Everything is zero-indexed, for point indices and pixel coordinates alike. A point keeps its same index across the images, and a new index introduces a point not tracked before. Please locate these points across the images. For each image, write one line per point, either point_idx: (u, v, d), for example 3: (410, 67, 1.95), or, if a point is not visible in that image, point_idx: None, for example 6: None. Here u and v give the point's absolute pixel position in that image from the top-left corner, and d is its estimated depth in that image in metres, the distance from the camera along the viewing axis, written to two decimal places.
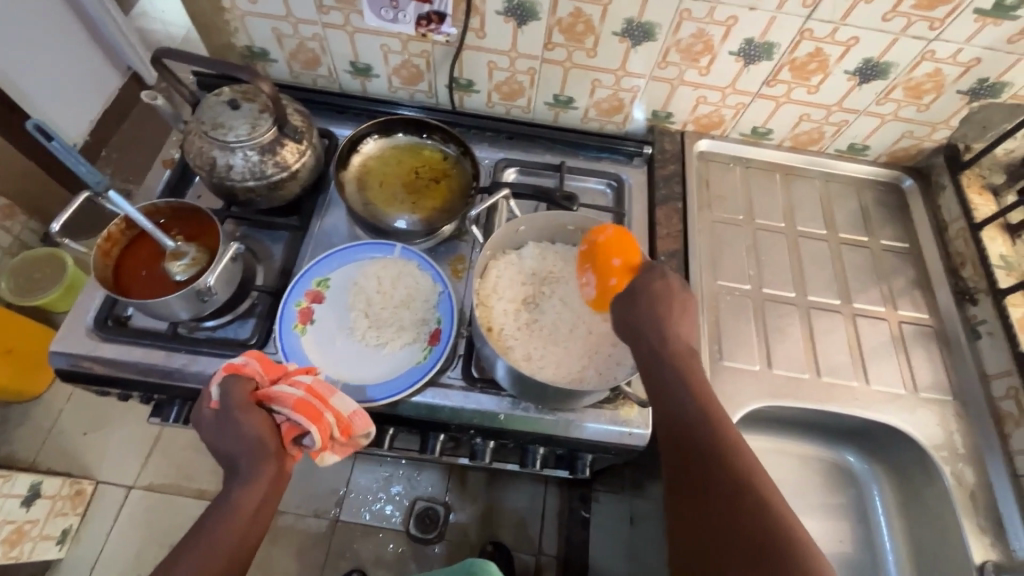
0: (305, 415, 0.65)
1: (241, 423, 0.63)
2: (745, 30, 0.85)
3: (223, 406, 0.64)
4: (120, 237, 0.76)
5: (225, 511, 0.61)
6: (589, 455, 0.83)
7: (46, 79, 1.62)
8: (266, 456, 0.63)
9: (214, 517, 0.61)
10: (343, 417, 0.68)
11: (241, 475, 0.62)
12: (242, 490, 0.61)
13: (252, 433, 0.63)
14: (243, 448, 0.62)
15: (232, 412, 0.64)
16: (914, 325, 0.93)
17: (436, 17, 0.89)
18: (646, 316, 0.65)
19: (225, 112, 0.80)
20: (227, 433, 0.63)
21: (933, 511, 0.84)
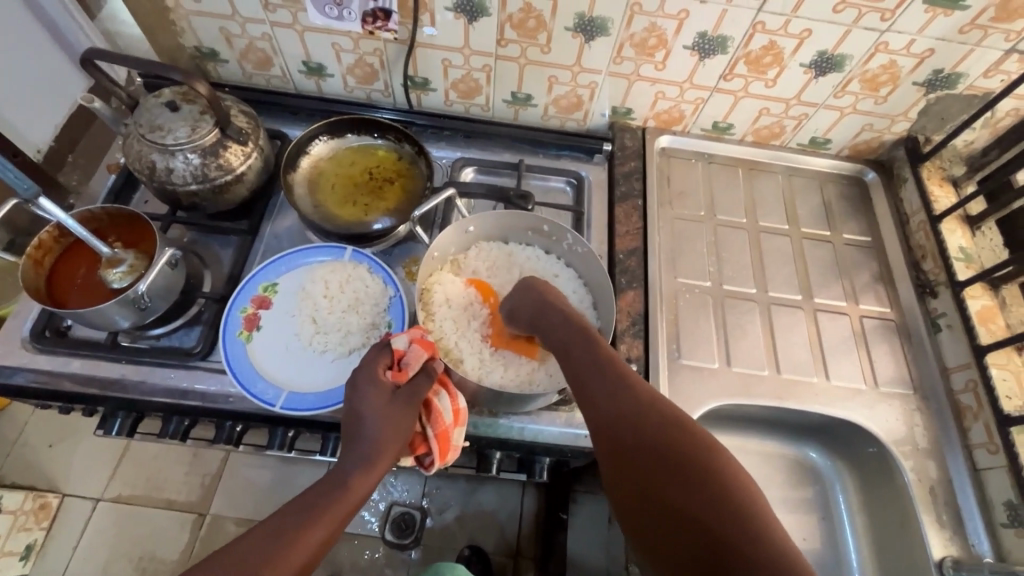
0: (441, 446, 0.67)
1: (396, 414, 0.63)
2: (697, 23, 0.84)
3: (388, 390, 0.64)
4: (53, 245, 0.73)
5: (338, 491, 0.58)
6: (547, 458, 0.82)
7: None
8: (395, 453, 0.62)
9: (321, 494, 0.58)
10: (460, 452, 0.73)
11: (364, 460, 0.61)
12: (361, 475, 0.60)
13: (404, 431, 0.63)
14: (381, 436, 0.61)
15: (408, 402, 0.64)
16: (876, 319, 0.92)
17: (381, 14, 0.86)
18: (541, 314, 0.67)
19: (163, 114, 0.78)
20: (376, 416, 0.62)
21: (894, 507, 0.83)
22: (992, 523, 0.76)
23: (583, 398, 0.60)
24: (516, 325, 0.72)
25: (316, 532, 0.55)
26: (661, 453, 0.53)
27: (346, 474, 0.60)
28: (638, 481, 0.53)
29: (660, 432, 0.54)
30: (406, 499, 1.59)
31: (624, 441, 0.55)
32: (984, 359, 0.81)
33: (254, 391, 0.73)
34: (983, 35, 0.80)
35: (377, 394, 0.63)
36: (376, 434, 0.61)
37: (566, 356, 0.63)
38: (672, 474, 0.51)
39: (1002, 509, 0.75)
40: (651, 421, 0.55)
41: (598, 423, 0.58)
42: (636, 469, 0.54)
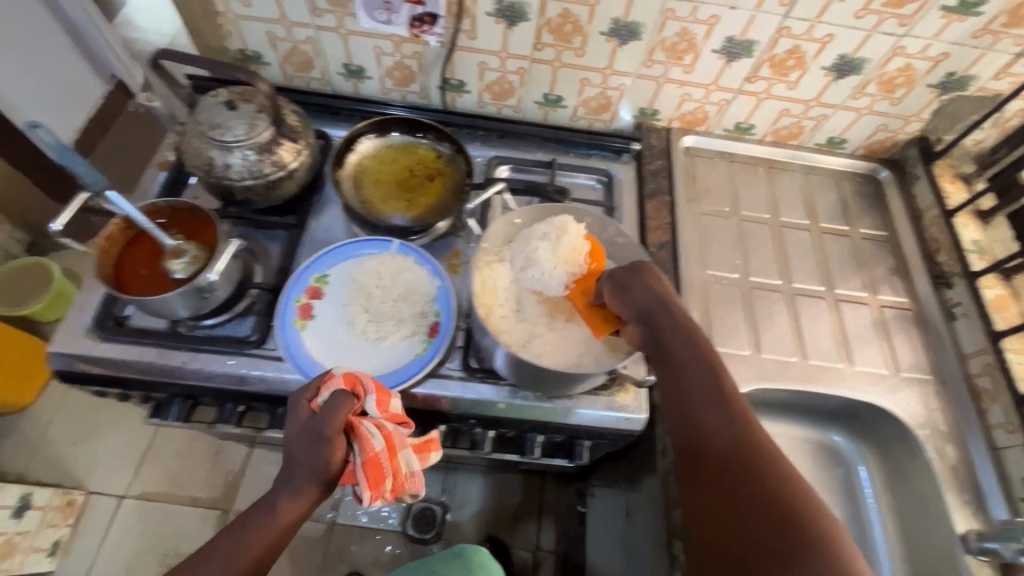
0: (370, 472, 0.67)
1: (315, 441, 0.68)
2: (727, 28, 0.88)
3: (308, 421, 0.68)
4: (119, 237, 0.77)
5: (268, 515, 0.66)
6: (587, 441, 0.86)
7: (30, 89, 1.64)
8: (316, 482, 0.68)
9: (255, 516, 0.67)
10: (403, 476, 0.70)
11: (292, 490, 0.67)
12: (288, 502, 0.67)
13: (324, 461, 0.67)
14: (302, 466, 0.67)
15: (321, 428, 0.67)
16: (893, 309, 0.97)
17: (427, 19, 0.91)
18: (650, 311, 0.68)
19: (222, 113, 0.81)
20: (297, 445, 0.68)
21: (917, 485, 0.87)
22: (1012, 498, 0.80)
23: (680, 410, 0.64)
24: (620, 300, 0.72)
25: (243, 554, 0.63)
26: (746, 480, 0.56)
27: (276, 500, 0.67)
28: (713, 505, 0.57)
29: (750, 460, 0.57)
30: (427, 494, 1.62)
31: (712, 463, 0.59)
32: (1000, 343, 0.86)
33: (313, 376, 0.76)
34: (995, 39, 0.85)
35: (297, 424, 0.69)
36: (302, 462, 0.67)
37: (670, 367, 0.66)
38: (749, 504, 0.54)
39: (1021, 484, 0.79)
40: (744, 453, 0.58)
41: (687, 443, 0.62)
42: (714, 492, 0.57)
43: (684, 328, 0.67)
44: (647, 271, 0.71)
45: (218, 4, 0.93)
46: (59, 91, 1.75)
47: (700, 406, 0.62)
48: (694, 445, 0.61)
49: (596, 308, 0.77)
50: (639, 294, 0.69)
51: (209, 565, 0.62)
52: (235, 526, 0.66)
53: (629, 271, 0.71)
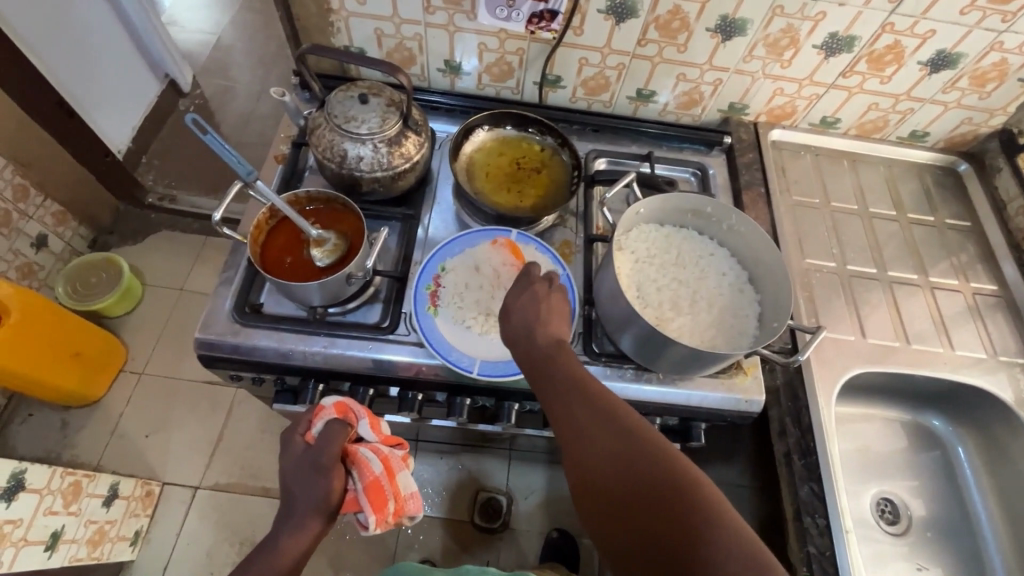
0: (374, 495, 0.76)
1: (310, 477, 0.72)
2: (831, 24, 0.92)
3: (306, 451, 0.73)
4: (264, 226, 0.79)
5: (271, 554, 0.69)
6: (704, 423, 0.88)
7: (96, 88, 1.68)
8: (319, 513, 0.71)
9: (262, 556, 0.69)
10: (401, 496, 0.81)
11: (292, 527, 0.70)
12: (289, 537, 0.70)
13: (322, 493, 0.71)
14: (302, 501, 0.71)
15: (314, 461, 0.72)
16: (985, 296, 1.00)
17: (547, 15, 0.92)
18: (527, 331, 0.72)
19: (355, 106, 0.84)
20: (295, 480, 0.72)
21: (1018, 463, 0.91)
22: None
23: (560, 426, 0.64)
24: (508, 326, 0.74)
25: None
26: (635, 482, 0.57)
27: (278, 537, 0.70)
28: (614, 513, 0.57)
29: (636, 454, 0.58)
30: (492, 483, 1.65)
31: (599, 471, 0.59)
32: None
33: (452, 359, 0.80)
34: None
35: (293, 459, 0.74)
36: (301, 496, 0.71)
37: (547, 383, 0.67)
38: (644, 498, 0.55)
39: None
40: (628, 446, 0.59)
41: (574, 459, 0.61)
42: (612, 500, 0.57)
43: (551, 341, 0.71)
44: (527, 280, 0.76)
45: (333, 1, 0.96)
46: (120, 89, 1.78)
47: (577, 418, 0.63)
48: (579, 454, 0.61)
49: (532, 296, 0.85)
50: (521, 309, 0.74)
51: None
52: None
53: (512, 294, 0.75)
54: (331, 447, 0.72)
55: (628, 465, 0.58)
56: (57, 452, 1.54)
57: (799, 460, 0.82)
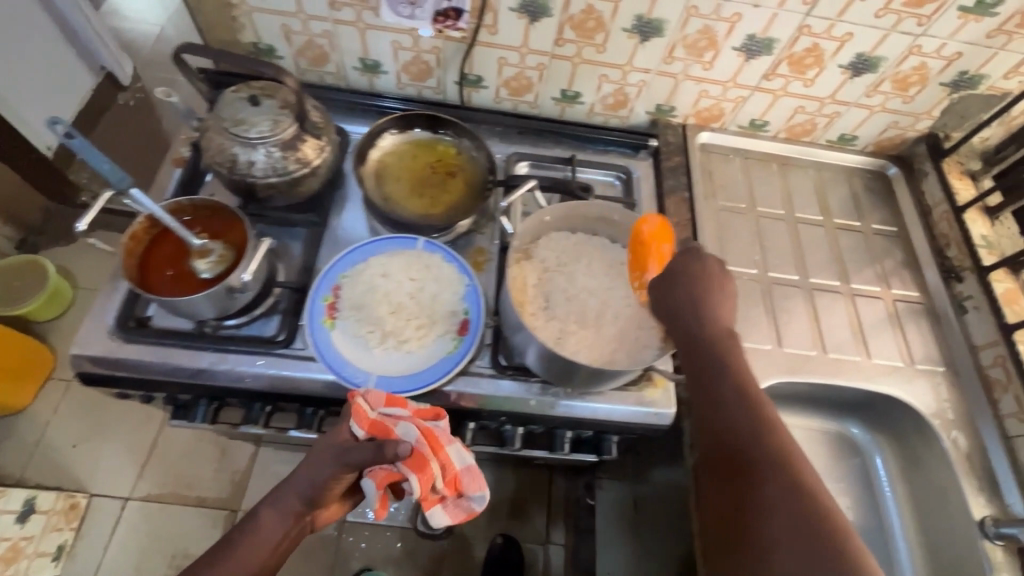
0: (416, 464, 0.68)
1: (324, 467, 0.70)
2: (748, 26, 0.89)
3: (345, 440, 0.71)
4: (143, 236, 0.75)
5: (255, 528, 0.69)
6: (615, 436, 0.86)
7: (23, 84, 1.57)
8: (305, 499, 0.71)
9: (251, 528, 0.69)
10: (451, 471, 0.72)
11: (281, 507, 0.70)
12: (277, 518, 0.70)
13: (324, 485, 0.70)
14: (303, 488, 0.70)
15: (339, 459, 0.70)
16: (907, 302, 0.99)
17: (452, 13, 0.90)
18: (680, 308, 0.66)
19: (245, 108, 0.79)
20: (316, 466, 0.71)
21: (931, 471, 0.90)
22: None
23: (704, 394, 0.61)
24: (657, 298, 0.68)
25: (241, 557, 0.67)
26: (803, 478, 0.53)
27: (265, 510, 0.70)
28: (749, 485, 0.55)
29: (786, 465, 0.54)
30: None
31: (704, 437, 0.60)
32: (1012, 336, 0.89)
33: (346, 375, 0.76)
34: (1008, 39, 0.87)
35: (331, 441, 0.71)
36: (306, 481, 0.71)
37: (696, 361, 0.63)
38: (748, 469, 0.55)
39: None
40: (746, 425, 0.57)
41: (751, 436, 0.56)
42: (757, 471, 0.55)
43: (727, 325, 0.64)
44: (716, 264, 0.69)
45: None
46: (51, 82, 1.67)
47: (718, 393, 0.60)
48: (713, 434, 0.59)
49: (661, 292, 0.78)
50: (680, 288, 0.67)
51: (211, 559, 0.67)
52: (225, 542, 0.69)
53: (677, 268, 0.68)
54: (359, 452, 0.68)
55: (718, 433, 0.59)
56: None
57: None
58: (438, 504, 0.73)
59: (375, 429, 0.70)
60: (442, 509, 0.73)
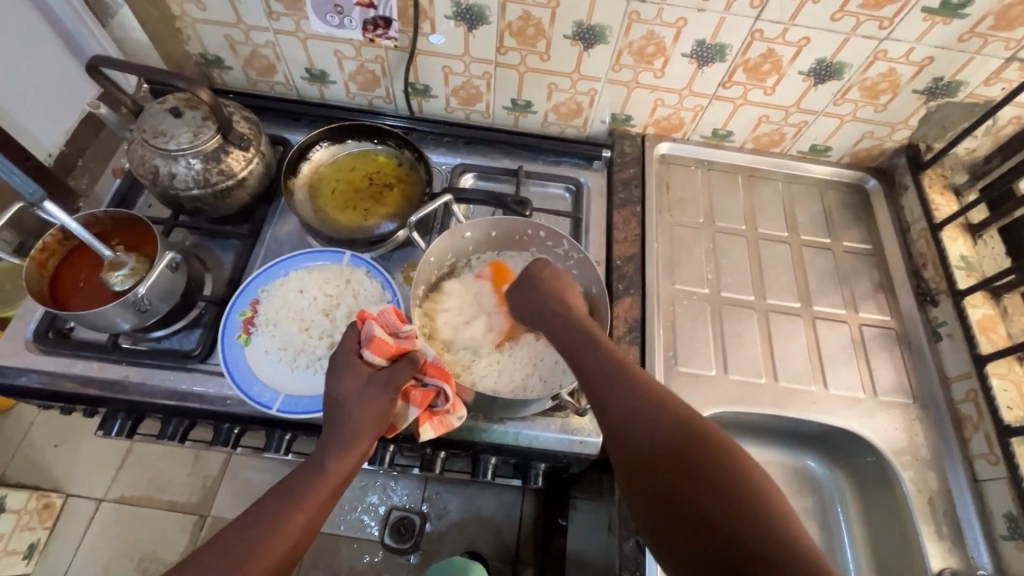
0: (439, 373, 0.69)
1: (364, 403, 0.65)
2: (696, 31, 0.84)
3: (373, 371, 0.67)
4: (57, 248, 0.75)
5: (317, 478, 0.60)
6: (542, 464, 0.82)
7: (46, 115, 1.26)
8: (370, 434, 0.64)
9: (301, 484, 0.60)
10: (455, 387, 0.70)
11: (341, 445, 0.63)
12: (338, 460, 0.62)
13: (381, 414, 0.65)
14: (354, 422, 0.64)
15: (382, 385, 0.66)
16: (877, 328, 0.91)
17: (381, 22, 0.88)
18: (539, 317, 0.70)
19: (167, 120, 0.79)
20: (354, 401, 0.65)
21: (893, 515, 0.83)
22: (992, 535, 0.75)
23: (604, 414, 0.59)
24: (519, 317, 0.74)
25: (293, 522, 0.57)
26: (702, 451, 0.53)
27: (323, 459, 0.62)
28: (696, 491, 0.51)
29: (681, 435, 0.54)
30: (405, 503, 1.59)
31: (627, 459, 0.56)
32: (985, 368, 0.80)
33: (251, 394, 0.73)
34: (983, 43, 0.79)
35: (355, 376, 0.66)
36: (353, 417, 0.64)
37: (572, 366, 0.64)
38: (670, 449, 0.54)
39: (1002, 521, 0.74)
40: (647, 420, 0.56)
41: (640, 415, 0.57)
42: (703, 483, 0.51)
43: (577, 322, 0.66)
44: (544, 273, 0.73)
45: (174, 7, 0.91)
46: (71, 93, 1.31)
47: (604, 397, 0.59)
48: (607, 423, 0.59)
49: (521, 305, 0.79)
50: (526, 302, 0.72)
51: (247, 536, 0.55)
52: (252, 512, 0.58)
53: (528, 276, 0.73)
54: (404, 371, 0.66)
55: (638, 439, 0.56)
56: None
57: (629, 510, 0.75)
58: (430, 422, 0.69)
59: (395, 355, 0.68)
60: (430, 425, 0.69)
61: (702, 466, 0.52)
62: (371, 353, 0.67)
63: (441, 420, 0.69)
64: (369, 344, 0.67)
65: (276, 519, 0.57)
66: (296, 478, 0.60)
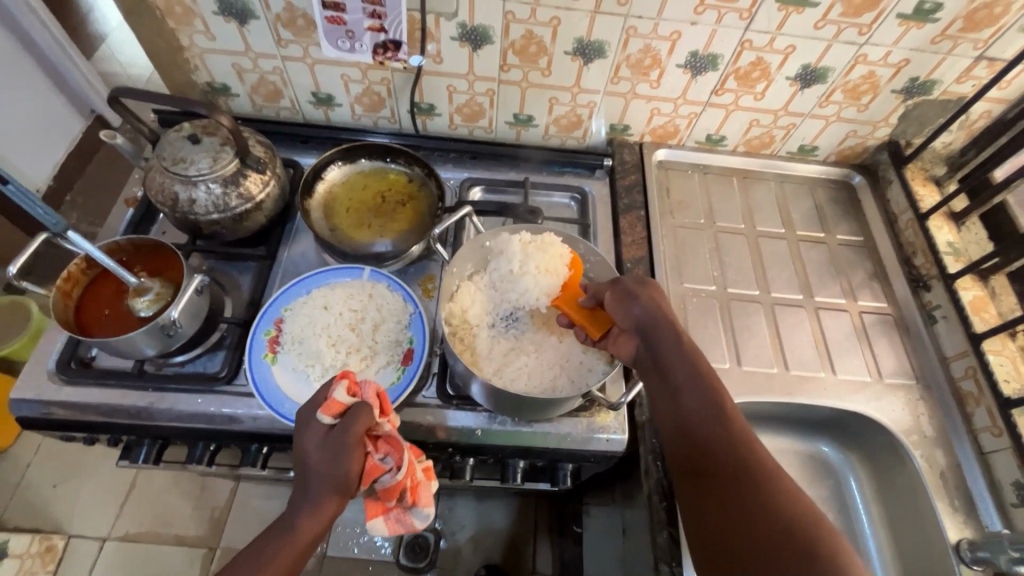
0: (393, 447, 0.67)
1: (325, 465, 0.64)
2: (689, 43, 0.89)
3: (325, 430, 0.65)
4: (81, 277, 0.76)
5: (288, 533, 0.63)
6: (569, 464, 0.84)
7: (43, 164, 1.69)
8: (337, 492, 0.64)
9: (276, 535, 0.63)
10: (413, 481, 0.70)
11: (310, 503, 0.64)
12: (309, 519, 0.63)
13: (345, 474, 0.64)
14: (320, 479, 0.64)
15: (341, 444, 0.64)
16: (875, 315, 0.96)
17: (391, 45, 0.91)
18: (645, 330, 0.71)
19: (186, 147, 0.81)
20: (315, 459, 0.64)
21: (907, 492, 0.86)
22: (1003, 504, 0.79)
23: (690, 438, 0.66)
24: (618, 311, 0.72)
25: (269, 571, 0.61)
26: (766, 491, 0.59)
27: (297, 516, 0.64)
28: (743, 527, 0.58)
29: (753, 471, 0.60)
30: None
31: (699, 477, 0.64)
32: (980, 346, 0.85)
33: (283, 412, 0.74)
34: (953, 44, 0.86)
35: (315, 437, 0.65)
36: (318, 475, 0.64)
37: (668, 383, 0.69)
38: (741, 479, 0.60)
39: (1010, 489, 0.78)
40: (730, 455, 0.62)
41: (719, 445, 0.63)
42: (763, 515, 0.57)
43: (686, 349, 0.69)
44: (647, 287, 0.72)
45: (182, 38, 0.93)
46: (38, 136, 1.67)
47: (691, 419, 0.66)
48: (688, 445, 0.66)
49: (586, 310, 0.76)
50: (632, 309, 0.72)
51: None
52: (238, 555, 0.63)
53: (640, 283, 0.72)
54: (359, 428, 0.64)
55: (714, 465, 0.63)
56: None
57: (660, 503, 0.77)
58: (383, 514, 0.70)
59: (348, 416, 0.65)
60: (383, 517, 0.70)
61: (766, 501, 0.58)
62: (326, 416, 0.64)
63: (396, 514, 0.71)
64: (323, 406, 0.65)
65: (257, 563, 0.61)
66: (272, 530, 0.64)
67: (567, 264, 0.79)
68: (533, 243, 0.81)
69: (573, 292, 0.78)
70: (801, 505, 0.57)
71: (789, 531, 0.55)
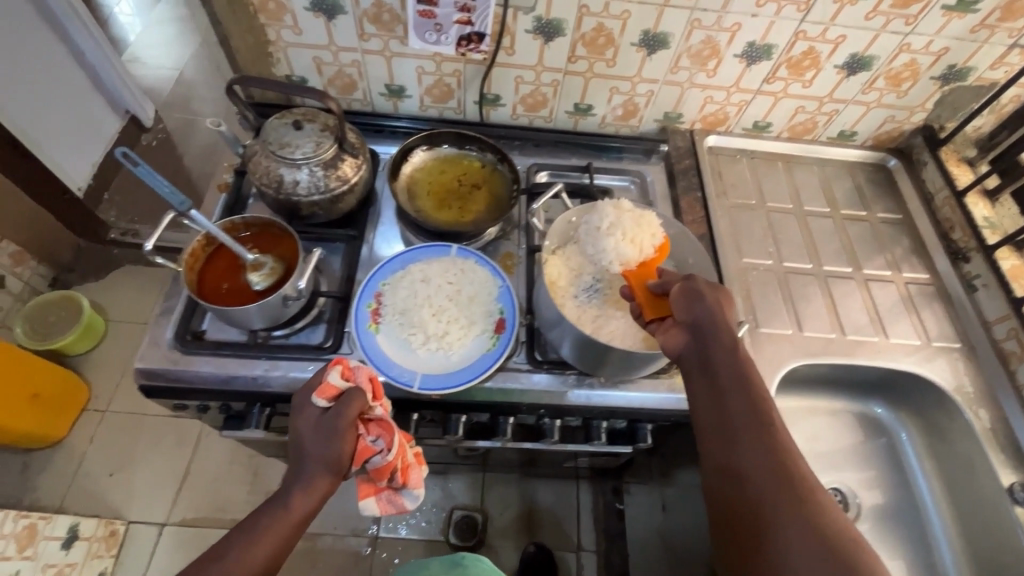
0: (384, 430, 0.73)
1: (319, 445, 0.69)
2: (748, 34, 0.96)
3: (319, 413, 0.71)
4: (201, 253, 0.81)
5: (281, 510, 0.67)
6: (649, 424, 0.90)
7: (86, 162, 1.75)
8: (329, 471, 0.69)
9: (266, 516, 0.67)
10: (404, 463, 0.77)
11: (303, 483, 0.68)
12: (301, 497, 0.68)
13: (338, 453, 0.69)
14: (314, 459, 0.69)
15: (333, 425, 0.70)
16: (917, 285, 1.03)
17: (474, 37, 0.97)
18: (699, 328, 0.73)
19: (289, 133, 0.86)
20: (310, 441, 0.70)
21: (959, 444, 0.94)
22: None
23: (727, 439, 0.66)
24: (680, 304, 0.74)
25: (257, 550, 0.64)
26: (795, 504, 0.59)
27: (289, 496, 0.68)
28: (763, 531, 0.59)
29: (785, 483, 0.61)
30: (466, 501, 1.63)
31: (729, 478, 0.64)
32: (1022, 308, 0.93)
33: (393, 375, 0.80)
34: (991, 33, 0.94)
35: (312, 421, 0.71)
36: (311, 456, 0.69)
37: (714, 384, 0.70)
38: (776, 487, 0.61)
39: None
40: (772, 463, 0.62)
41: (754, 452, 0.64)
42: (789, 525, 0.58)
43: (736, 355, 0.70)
44: (711, 289, 0.74)
45: (270, 33, 0.99)
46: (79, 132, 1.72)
47: (732, 421, 0.67)
48: (726, 446, 0.66)
49: (652, 294, 0.79)
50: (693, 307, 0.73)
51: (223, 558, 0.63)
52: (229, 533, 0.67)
53: (705, 286, 0.74)
54: (350, 411, 0.69)
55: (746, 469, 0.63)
56: (18, 497, 1.51)
57: None
58: (374, 494, 0.77)
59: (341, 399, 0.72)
60: (374, 497, 0.77)
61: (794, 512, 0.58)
62: (320, 400, 0.71)
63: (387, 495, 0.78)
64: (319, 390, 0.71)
65: (247, 540, 0.65)
66: (263, 509, 0.68)
67: (656, 246, 0.84)
68: (630, 211, 0.87)
69: (647, 273, 0.82)
70: (833, 521, 0.58)
71: (812, 543, 0.56)
